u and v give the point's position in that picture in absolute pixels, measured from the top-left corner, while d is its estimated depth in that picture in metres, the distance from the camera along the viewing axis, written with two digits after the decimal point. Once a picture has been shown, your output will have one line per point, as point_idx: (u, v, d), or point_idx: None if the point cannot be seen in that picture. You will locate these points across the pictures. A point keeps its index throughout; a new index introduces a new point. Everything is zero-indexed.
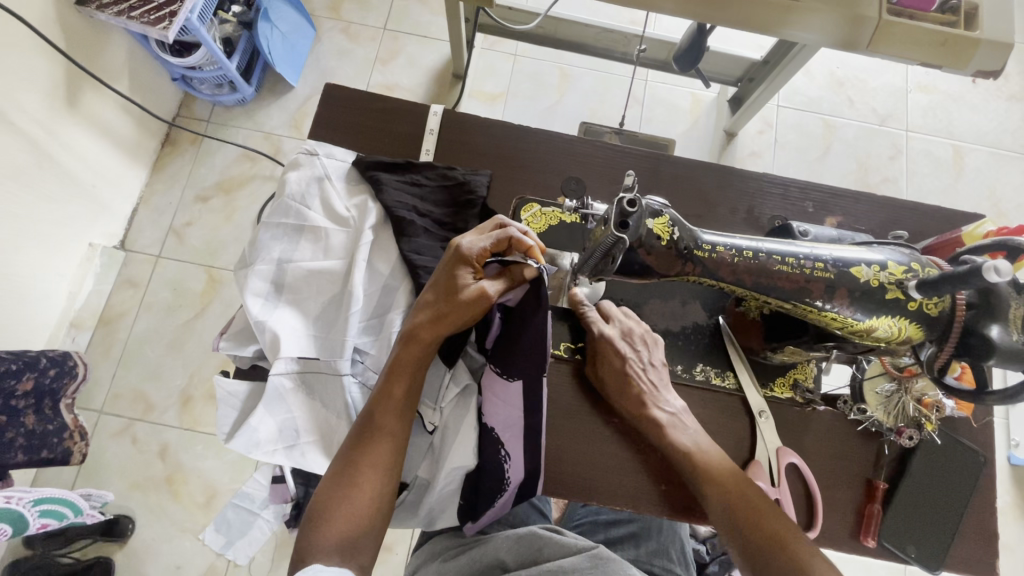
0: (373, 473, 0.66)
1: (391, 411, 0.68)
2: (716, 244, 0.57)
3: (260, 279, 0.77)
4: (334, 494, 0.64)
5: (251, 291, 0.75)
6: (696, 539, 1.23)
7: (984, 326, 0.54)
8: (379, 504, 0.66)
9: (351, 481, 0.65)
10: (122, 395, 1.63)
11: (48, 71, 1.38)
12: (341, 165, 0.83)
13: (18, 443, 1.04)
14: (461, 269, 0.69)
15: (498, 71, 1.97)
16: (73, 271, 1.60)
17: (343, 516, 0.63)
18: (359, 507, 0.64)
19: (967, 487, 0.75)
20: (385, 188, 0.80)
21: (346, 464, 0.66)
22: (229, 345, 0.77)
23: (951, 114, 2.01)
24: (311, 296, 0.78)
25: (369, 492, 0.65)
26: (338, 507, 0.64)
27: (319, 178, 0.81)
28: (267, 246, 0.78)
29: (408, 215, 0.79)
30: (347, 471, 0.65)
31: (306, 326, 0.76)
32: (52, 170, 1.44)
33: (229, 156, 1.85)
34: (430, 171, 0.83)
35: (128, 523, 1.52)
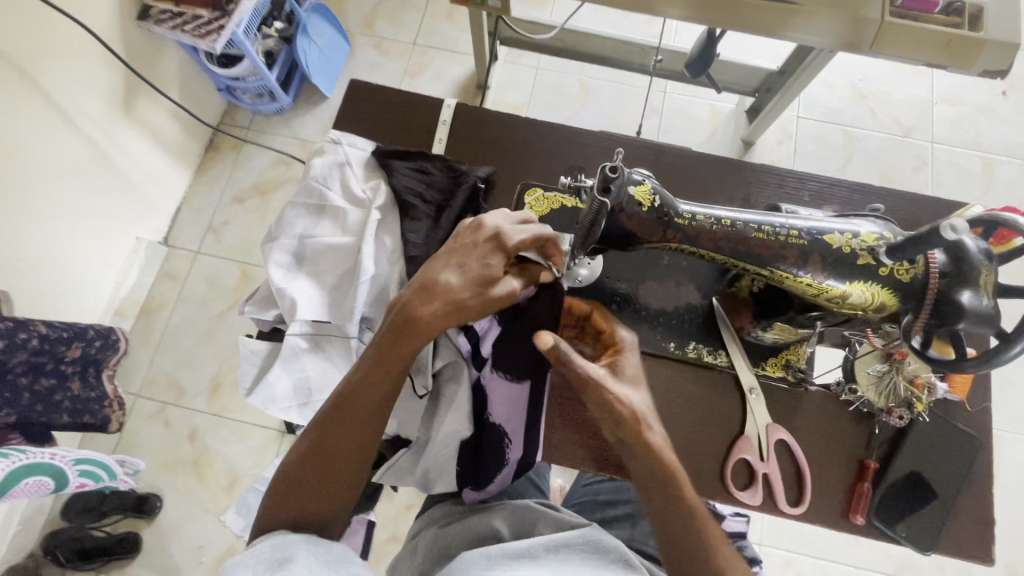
0: (336, 464, 0.68)
1: (366, 405, 0.67)
2: (696, 213, 0.62)
3: (284, 252, 0.84)
4: (303, 471, 0.67)
5: (274, 262, 0.83)
6: None
7: (955, 293, 0.55)
8: (342, 492, 0.69)
9: (322, 465, 0.67)
10: (157, 379, 1.74)
11: (108, 78, 1.53)
12: (361, 153, 0.89)
13: (63, 406, 1.14)
14: (498, 262, 0.68)
15: (520, 83, 2.06)
16: (120, 262, 1.73)
17: (308, 494, 0.67)
18: (322, 493, 0.68)
19: (962, 470, 0.75)
20: (396, 173, 0.87)
21: (316, 446, 0.67)
22: (253, 309, 0.85)
23: (978, 126, 1.99)
24: (327, 268, 0.84)
25: (338, 473, 0.68)
26: (305, 485, 0.67)
27: (340, 164, 0.89)
28: (291, 223, 0.86)
29: (413, 201, 0.85)
30: (312, 461, 0.67)
31: (321, 296, 0.83)
32: (107, 168, 1.58)
33: (266, 161, 1.99)
34: (439, 162, 0.88)
35: (156, 502, 1.61)
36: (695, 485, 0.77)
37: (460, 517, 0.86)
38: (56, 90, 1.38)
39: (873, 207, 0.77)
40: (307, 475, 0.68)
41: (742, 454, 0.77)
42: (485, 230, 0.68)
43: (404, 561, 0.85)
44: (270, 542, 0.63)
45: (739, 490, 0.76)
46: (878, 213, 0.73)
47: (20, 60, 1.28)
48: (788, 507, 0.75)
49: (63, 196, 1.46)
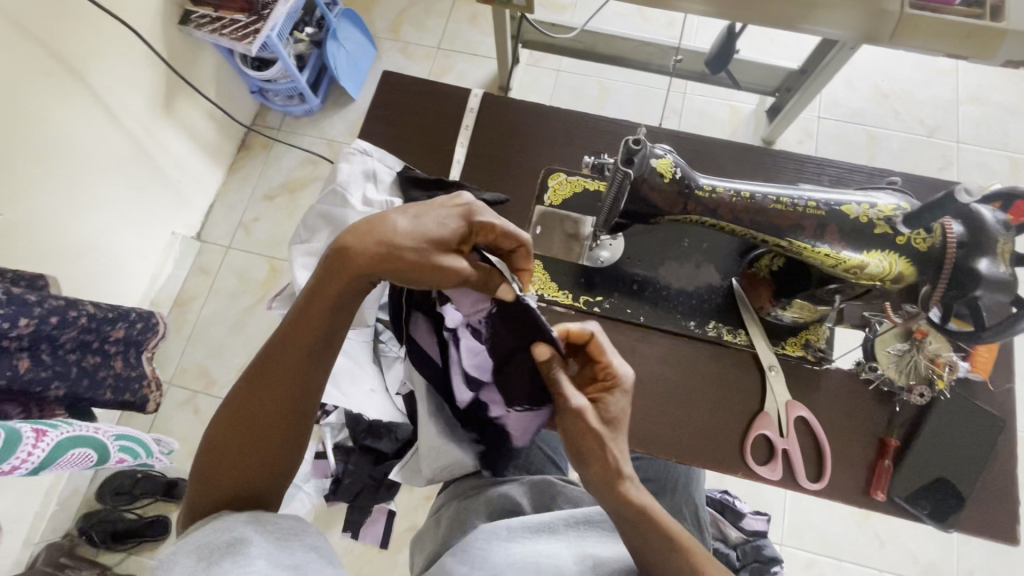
0: (258, 429, 0.63)
1: (286, 362, 0.63)
2: (716, 186, 0.64)
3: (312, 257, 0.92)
4: (227, 435, 0.63)
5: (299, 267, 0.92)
6: (725, 544, 1.19)
7: (973, 261, 0.57)
8: (265, 464, 0.64)
9: (243, 429, 0.63)
10: (188, 368, 1.81)
11: (151, 78, 1.61)
12: (389, 169, 0.92)
13: (107, 382, 1.19)
14: (455, 229, 0.61)
15: (541, 85, 2.11)
16: (156, 255, 1.81)
17: (230, 462, 0.63)
18: (241, 461, 0.63)
19: (986, 452, 0.75)
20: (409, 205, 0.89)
21: (236, 407, 0.64)
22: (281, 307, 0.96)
23: (1005, 126, 1.96)
24: None
25: (259, 434, 0.63)
26: (230, 454, 0.63)
27: (365, 175, 0.91)
28: (317, 229, 0.93)
29: None
30: (237, 424, 0.63)
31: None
32: (147, 164, 1.66)
33: (294, 160, 2.06)
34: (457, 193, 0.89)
35: (185, 486, 1.67)
36: (716, 461, 0.78)
37: (482, 490, 0.85)
38: (103, 89, 1.46)
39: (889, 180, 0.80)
40: (231, 442, 0.63)
41: (761, 430, 0.78)
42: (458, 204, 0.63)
43: (427, 533, 0.85)
44: (209, 523, 0.59)
45: (758, 465, 0.78)
46: (896, 184, 0.77)
47: (73, 59, 1.36)
48: (808, 483, 0.76)
49: (106, 189, 1.54)
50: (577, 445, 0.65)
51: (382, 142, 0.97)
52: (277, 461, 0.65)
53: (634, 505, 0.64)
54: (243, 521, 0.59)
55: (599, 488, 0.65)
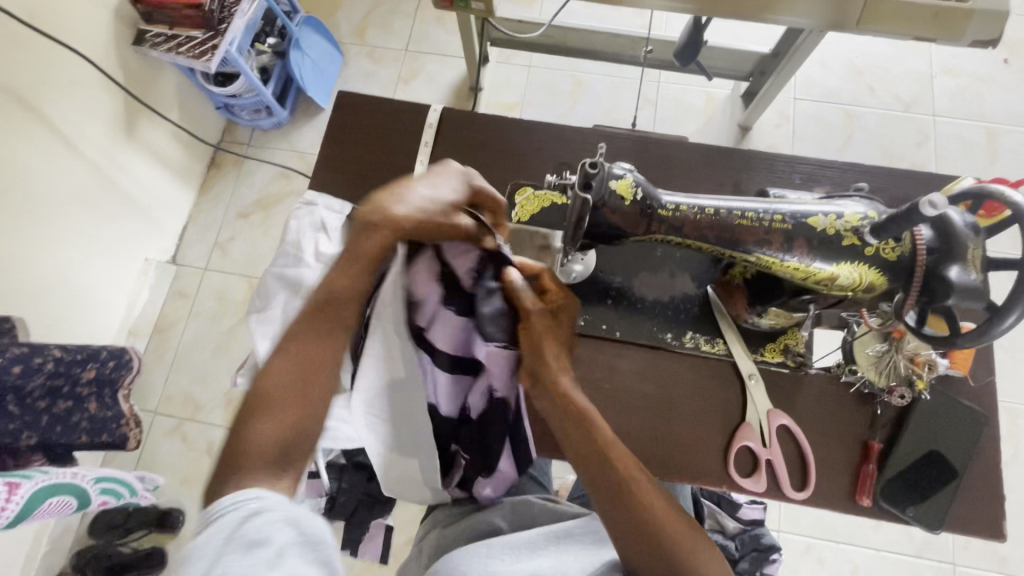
0: (304, 377, 0.66)
1: (331, 316, 0.69)
2: (679, 204, 0.62)
3: (270, 325, 0.82)
4: (269, 398, 0.64)
5: (260, 336, 0.81)
6: (723, 536, 1.08)
7: (944, 268, 0.55)
8: (303, 418, 0.65)
9: (289, 379, 0.65)
10: (174, 396, 1.78)
11: (109, 104, 1.56)
12: (338, 216, 0.88)
13: (81, 426, 1.17)
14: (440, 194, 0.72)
15: (513, 82, 2.05)
16: (130, 284, 1.76)
17: (268, 422, 0.63)
18: (285, 416, 0.63)
19: (969, 449, 0.74)
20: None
21: (277, 369, 0.66)
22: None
23: (981, 97, 1.95)
24: None
25: (301, 392, 0.65)
26: (271, 403, 0.64)
27: (317, 228, 0.86)
28: (273, 292, 0.84)
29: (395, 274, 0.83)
30: (291, 372, 0.66)
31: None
32: (114, 193, 1.62)
33: (266, 175, 2.00)
34: None
35: (179, 516, 1.64)
36: (700, 476, 0.77)
37: (466, 516, 0.84)
38: (58, 117, 1.41)
39: (857, 185, 0.75)
40: (275, 395, 0.64)
41: (744, 441, 0.77)
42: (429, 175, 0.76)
43: (410, 564, 0.83)
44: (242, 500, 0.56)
45: (741, 477, 0.76)
46: (863, 191, 0.71)
47: (24, 92, 1.31)
48: (793, 492, 0.75)
49: (73, 222, 1.50)
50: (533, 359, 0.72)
51: (343, 167, 0.93)
52: (307, 425, 0.65)
53: (609, 459, 0.65)
54: (279, 522, 0.55)
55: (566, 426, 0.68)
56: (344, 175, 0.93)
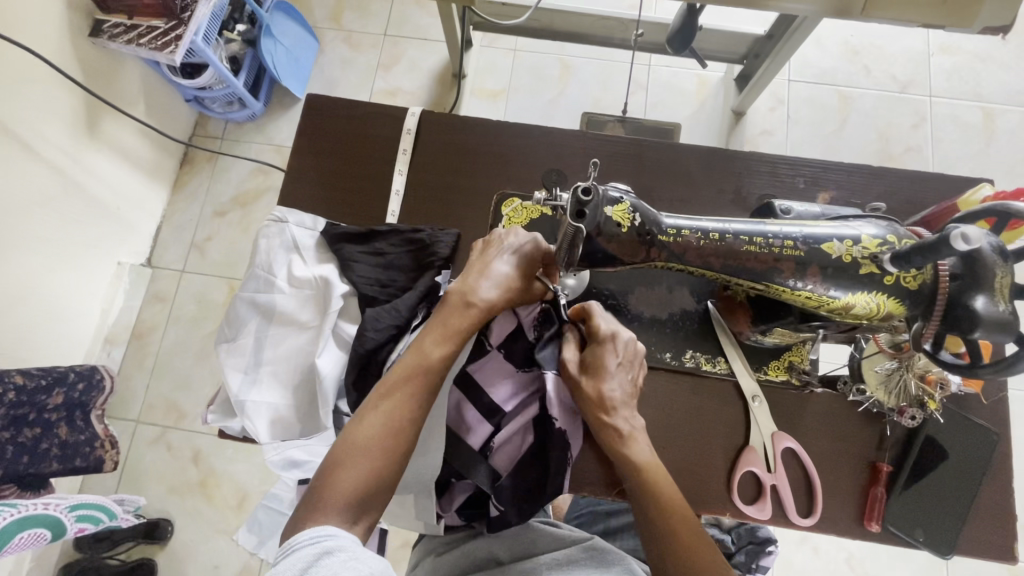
0: (390, 424, 0.62)
1: (430, 371, 0.65)
2: (681, 228, 0.57)
3: (240, 357, 0.77)
4: (363, 440, 0.60)
5: (231, 369, 0.75)
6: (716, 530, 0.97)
7: (968, 298, 0.51)
8: (385, 469, 0.60)
9: (384, 429, 0.61)
10: (156, 404, 1.64)
11: (67, 102, 1.41)
12: (311, 233, 0.81)
13: (51, 453, 1.11)
14: (519, 263, 0.72)
15: (498, 67, 1.94)
16: (104, 289, 1.62)
17: (352, 474, 0.58)
18: (369, 464, 0.59)
19: (980, 471, 0.71)
20: (349, 262, 0.79)
21: (375, 411, 0.62)
22: (217, 417, 0.77)
23: (978, 75, 1.86)
24: (286, 368, 0.76)
25: (393, 444, 0.61)
26: (358, 453, 0.60)
27: (289, 248, 0.80)
28: (244, 320, 0.78)
29: (374, 294, 0.77)
30: (383, 422, 0.62)
31: (287, 403, 0.75)
32: (80, 196, 1.48)
33: (243, 171, 1.85)
34: (395, 237, 0.80)
35: (168, 526, 1.53)
36: (702, 504, 0.74)
37: (460, 543, 0.80)
38: (12, 120, 1.27)
39: (874, 206, 0.74)
40: (367, 444, 0.60)
41: (747, 467, 0.73)
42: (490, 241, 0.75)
43: None
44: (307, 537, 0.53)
45: (745, 504, 0.73)
46: (882, 212, 0.71)
47: None
48: (799, 519, 0.72)
49: (38, 229, 1.37)
50: (593, 397, 0.70)
51: (318, 180, 0.87)
52: (392, 476, 0.61)
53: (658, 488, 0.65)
54: (310, 557, 0.51)
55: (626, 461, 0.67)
56: (321, 189, 0.86)
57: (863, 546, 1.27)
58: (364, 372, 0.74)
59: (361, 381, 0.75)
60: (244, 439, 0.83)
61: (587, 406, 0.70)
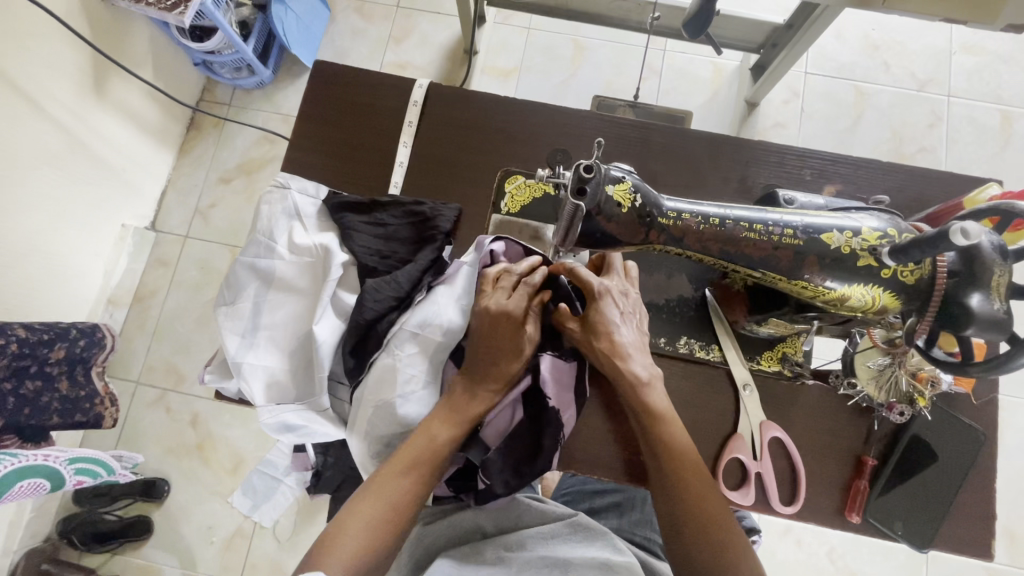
0: (390, 500, 0.64)
1: (435, 455, 0.68)
2: (682, 211, 0.57)
3: (239, 320, 0.77)
4: (365, 511, 0.63)
5: (228, 332, 0.76)
6: None
7: (965, 295, 0.51)
8: (385, 539, 0.63)
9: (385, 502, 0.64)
10: (156, 366, 1.66)
11: (75, 59, 1.40)
12: (313, 201, 0.82)
13: (52, 407, 1.12)
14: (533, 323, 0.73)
15: (510, 45, 1.91)
16: (107, 250, 1.62)
17: (352, 543, 0.61)
18: (368, 536, 0.62)
19: (962, 470, 0.72)
20: (350, 231, 0.79)
21: (377, 495, 0.64)
22: (213, 377, 0.78)
23: (999, 77, 1.82)
24: (284, 333, 0.77)
25: (393, 521, 0.64)
26: (360, 522, 0.62)
27: (289, 215, 0.80)
28: (244, 284, 0.78)
29: (374, 264, 0.78)
30: (384, 497, 0.64)
31: (283, 368, 0.77)
32: (85, 154, 1.48)
33: (249, 138, 1.84)
34: (396, 209, 0.81)
35: (164, 485, 1.56)
36: None
37: (447, 514, 0.81)
38: (20, 76, 1.26)
39: (879, 200, 0.74)
40: (368, 515, 0.63)
41: (734, 454, 0.74)
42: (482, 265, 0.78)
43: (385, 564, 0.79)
44: None
45: (730, 489, 0.73)
46: (885, 206, 0.69)
47: None
48: (782, 507, 0.73)
49: (43, 186, 1.37)
50: (607, 347, 0.70)
51: (322, 149, 0.86)
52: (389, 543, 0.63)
53: (665, 440, 0.67)
54: None
55: (643, 412, 0.68)
56: (326, 157, 0.86)
57: (844, 539, 1.29)
58: (363, 339, 0.76)
59: (359, 349, 0.76)
60: (238, 402, 0.84)
61: (601, 357, 0.71)
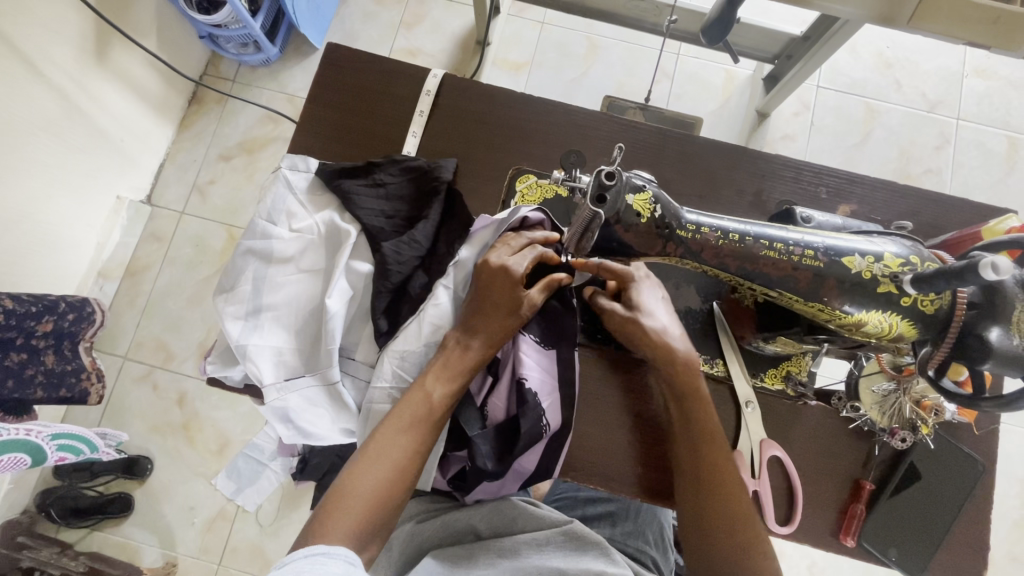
0: (390, 458, 0.63)
1: (432, 413, 0.66)
2: (701, 224, 0.55)
3: (239, 304, 0.74)
4: (367, 474, 0.61)
5: (230, 316, 0.73)
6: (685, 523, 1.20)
7: (983, 328, 0.50)
8: (390, 501, 0.62)
9: (388, 462, 0.63)
10: (144, 343, 1.63)
11: (77, 23, 1.36)
12: (305, 175, 0.79)
13: (36, 381, 1.10)
14: (544, 288, 0.72)
15: (524, 39, 1.88)
16: (100, 222, 1.59)
17: (358, 506, 0.59)
18: (373, 497, 0.61)
19: (958, 500, 0.72)
20: (350, 196, 0.76)
21: (375, 452, 0.63)
22: (215, 367, 0.75)
23: (1009, 103, 1.82)
24: (290, 313, 0.75)
25: (397, 483, 0.63)
26: (365, 484, 0.61)
27: (285, 197, 0.78)
28: (243, 269, 0.76)
29: (379, 226, 0.76)
30: (385, 456, 0.63)
31: (291, 346, 0.75)
32: (82, 122, 1.44)
33: (252, 117, 1.80)
34: (391, 167, 0.78)
35: (147, 464, 1.54)
36: None
37: (442, 515, 0.79)
38: (18, 37, 1.22)
39: (897, 227, 0.73)
40: (371, 477, 0.61)
41: None
42: (507, 226, 0.74)
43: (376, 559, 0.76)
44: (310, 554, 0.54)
45: None
46: (904, 232, 0.68)
47: None
48: (778, 526, 0.72)
49: (37, 152, 1.33)
50: (656, 337, 0.69)
51: (330, 133, 0.84)
52: (396, 504, 0.62)
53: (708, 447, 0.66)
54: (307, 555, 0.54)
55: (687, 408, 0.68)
56: (334, 144, 0.84)
57: (826, 556, 1.29)
58: (395, 301, 0.75)
59: (392, 308, 0.75)
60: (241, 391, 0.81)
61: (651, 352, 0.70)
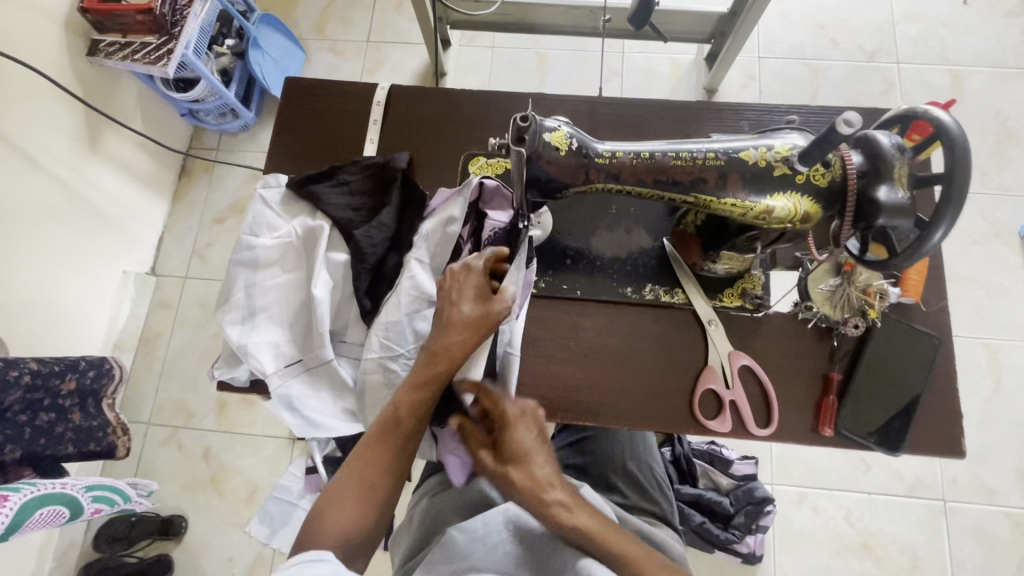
0: (363, 475, 0.68)
1: (401, 426, 0.71)
2: (615, 150, 0.63)
3: (236, 309, 0.82)
4: (341, 493, 0.67)
5: (229, 322, 0.81)
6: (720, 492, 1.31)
7: (874, 190, 0.57)
8: (366, 520, 0.67)
9: (360, 480, 0.68)
10: (166, 405, 1.71)
11: (69, 117, 1.50)
12: (278, 190, 0.88)
13: (66, 437, 1.17)
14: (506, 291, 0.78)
15: (478, 64, 2.02)
16: (110, 297, 1.69)
17: (334, 523, 0.66)
18: (347, 518, 0.66)
19: (922, 373, 0.76)
20: (319, 196, 0.85)
21: (350, 472, 0.69)
22: (222, 370, 0.82)
23: (943, 40, 1.90)
24: (280, 309, 0.83)
25: (370, 496, 0.68)
26: (339, 501, 0.67)
27: (264, 211, 0.87)
28: (235, 278, 0.84)
29: (349, 219, 0.84)
30: (359, 475, 0.68)
31: (286, 338, 0.82)
32: (82, 206, 1.56)
33: (239, 179, 1.93)
34: (352, 167, 0.86)
35: (181, 523, 1.59)
36: (673, 424, 0.79)
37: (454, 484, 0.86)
38: (18, 136, 1.36)
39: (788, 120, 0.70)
40: (344, 496, 0.67)
41: (706, 384, 0.79)
42: (466, 196, 0.82)
43: (402, 535, 0.86)
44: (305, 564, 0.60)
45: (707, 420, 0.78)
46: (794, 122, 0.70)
47: None
48: (758, 429, 0.77)
49: (43, 237, 1.44)
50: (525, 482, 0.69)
51: (298, 155, 0.93)
52: (375, 520, 0.68)
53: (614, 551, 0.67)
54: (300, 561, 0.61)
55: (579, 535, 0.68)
56: (302, 163, 0.93)
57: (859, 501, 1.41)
58: (375, 282, 0.83)
59: (373, 289, 0.83)
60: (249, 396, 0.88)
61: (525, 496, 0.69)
